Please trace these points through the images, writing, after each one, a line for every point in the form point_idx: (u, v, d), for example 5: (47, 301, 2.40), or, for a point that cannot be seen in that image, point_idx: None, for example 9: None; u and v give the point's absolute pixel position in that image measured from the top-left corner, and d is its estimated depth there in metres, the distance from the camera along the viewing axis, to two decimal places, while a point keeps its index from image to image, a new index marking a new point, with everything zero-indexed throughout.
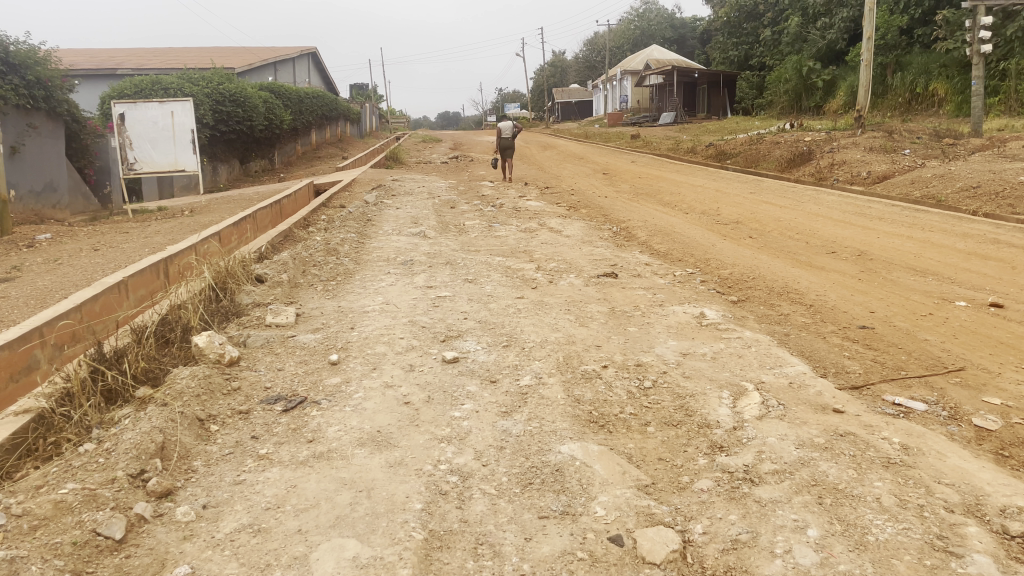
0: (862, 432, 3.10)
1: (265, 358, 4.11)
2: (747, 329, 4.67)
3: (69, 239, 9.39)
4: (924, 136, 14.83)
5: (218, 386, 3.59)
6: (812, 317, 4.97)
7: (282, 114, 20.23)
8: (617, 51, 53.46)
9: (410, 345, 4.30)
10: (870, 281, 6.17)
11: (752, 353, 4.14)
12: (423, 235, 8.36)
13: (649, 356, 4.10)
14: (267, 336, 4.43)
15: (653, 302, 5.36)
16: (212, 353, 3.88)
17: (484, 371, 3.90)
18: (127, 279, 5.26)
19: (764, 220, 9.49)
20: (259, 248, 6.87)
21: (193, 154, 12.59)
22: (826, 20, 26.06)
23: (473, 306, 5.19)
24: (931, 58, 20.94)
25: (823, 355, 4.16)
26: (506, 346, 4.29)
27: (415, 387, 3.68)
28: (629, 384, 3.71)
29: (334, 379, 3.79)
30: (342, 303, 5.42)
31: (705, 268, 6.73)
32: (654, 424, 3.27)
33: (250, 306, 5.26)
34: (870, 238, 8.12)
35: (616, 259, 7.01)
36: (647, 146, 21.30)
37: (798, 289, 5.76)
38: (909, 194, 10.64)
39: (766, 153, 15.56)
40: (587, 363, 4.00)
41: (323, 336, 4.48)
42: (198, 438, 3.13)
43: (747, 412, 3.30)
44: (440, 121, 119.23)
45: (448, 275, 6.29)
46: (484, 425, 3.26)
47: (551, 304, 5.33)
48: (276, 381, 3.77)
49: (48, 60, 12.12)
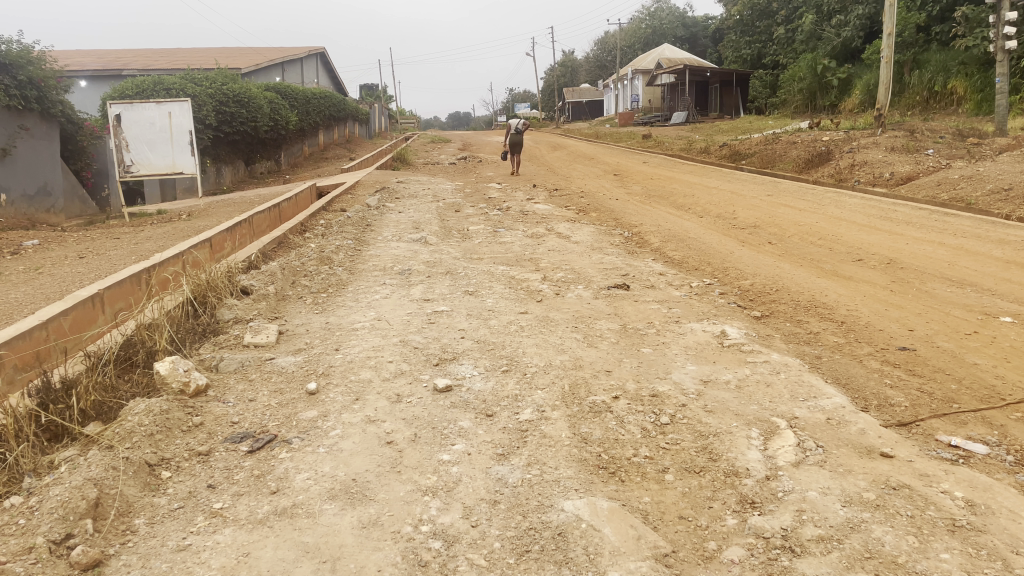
0: (918, 484, 2.66)
1: (238, 386, 3.68)
2: (774, 351, 4.21)
3: (57, 245, 9.02)
4: (947, 135, 14.27)
5: (176, 423, 3.17)
6: (845, 336, 4.51)
7: (288, 114, 19.86)
8: (628, 51, 53.00)
9: (399, 370, 3.87)
10: (903, 293, 5.71)
11: (781, 381, 3.68)
12: (425, 241, 7.94)
13: (666, 385, 3.65)
14: (242, 358, 4.01)
15: (669, 318, 4.91)
16: (176, 381, 3.48)
17: (480, 403, 3.47)
18: (103, 292, 4.84)
19: (784, 224, 9.02)
20: (249, 256, 6.47)
21: (192, 156, 12.21)
22: (840, 17, 25.45)
23: (471, 324, 4.75)
24: (950, 56, 20.35)
25: (861, 384, 3.70)
26: (506, 372, 3.84)
27: (400, 423, 3.25)
28: (643, 418, 3.27)
29: (309, 414, 3.35)
30: (330, 319, 5.00)
31: (724, 278, 6.28)
32: (674, 471, 2.83)
33: (230, 323, 4.85)
34: (898, 244, 7.64)
35: (628, 268, 6.56)
36: (659, 146, 20.81)
37: (826, 303, 5.31)
38: (936, 196, 10.15)
39: (782, 153, 15.08)
40: (595, 392, 3.56)
41: (304, 359, 4.05)
42: (145, 489, 2.71)
43: (781, 457, 2.85)
44: (451, 121, 118.96)
45: (447, 286, 5.89)
46: (476, 470, 2.83)
47: (557, 320, 4.89)
48: (246, 415, 3.34)
49: (42, 60, 11.77)
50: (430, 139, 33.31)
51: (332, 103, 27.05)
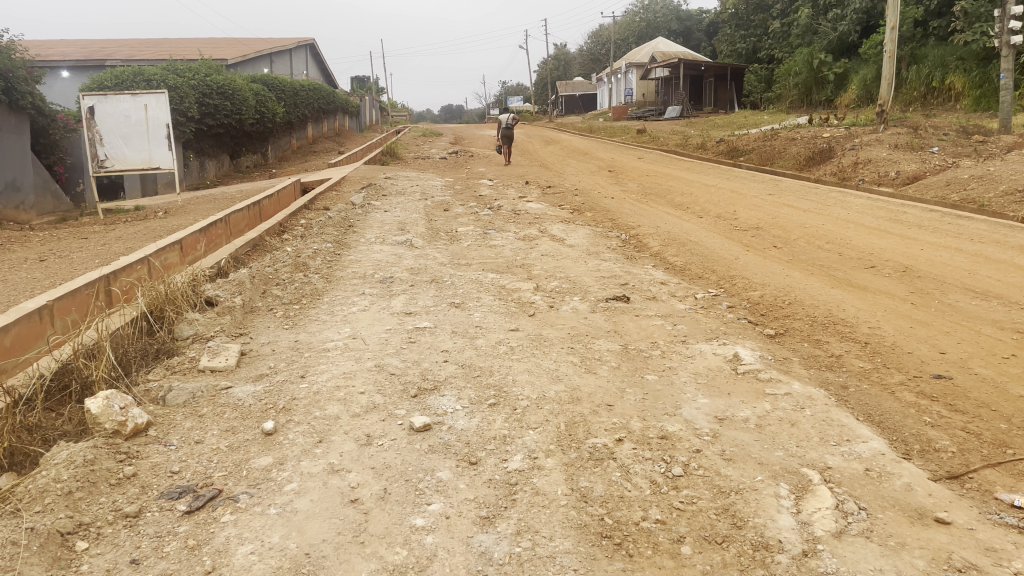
0: (986, 564, 2.22)
1: (185, 424, 3.21)
2: (795, 379, 3.75)
3: (20, 245, 8.48)
4: (951, 133, 13.84)
5: (103, 475, 2.69)
6: (871, 360, 4.05)
7: (274, 106, 19.28)
8: (621, 44, 52.45)
9: (371, 404, 3.39)
10: (925, 306, 5.26)
11: (808, 419, 3.22)
12: (409, 244, 7.46)
13: (677, 424, 3.18)
14: (193, 388, 3.53)
15: (674, 337, 4.44)
16: (109, 422, 3.00)
17: (462, 447, 3.00)
18: (53, 303, 4.32)
19: (788, 226, 8.57)
20: (217, 262, 5.97)
21: (169, 150, 11.67)
22: (837, 12, 24.92)
23: (457, 344, 4.28)
24: (948, 51, 19.88)
25: (897, 423, 3.24)
26: (493, 406, 3.36)
27: (368, 473, 2.78)
28: (652, 469, 2.80)
29: (264, 461, 2.88)
30: (300, 336, 4.52)
31: (731, 288, 5.82)
32: (691, 542, 2.37)
33: (188, 341, 4.37)
34: (912, 249, 7.21)
35: (627, 276, 6.11)
36: (655, 141, 20.32)
37: (845, 319, 4.83)
38: (946, 198, 9.72)
39: (782, 150, 14.63)
40: (595, 434, 3.09)
41: (264, 389, 3.56)
42: (53, 568, 2.25)
43: (819, 525, 2.40)
44: (445, 114, 118.30)
45: (431, 297, 5.42)
46: (454, 542, 2.36)
47: (552, 339, 4.42)
48: (189, 463, 2.87)
49: (10, 49, 11.21)
50: (423, 132, 32.90)
51: (321, 95, 26.48)
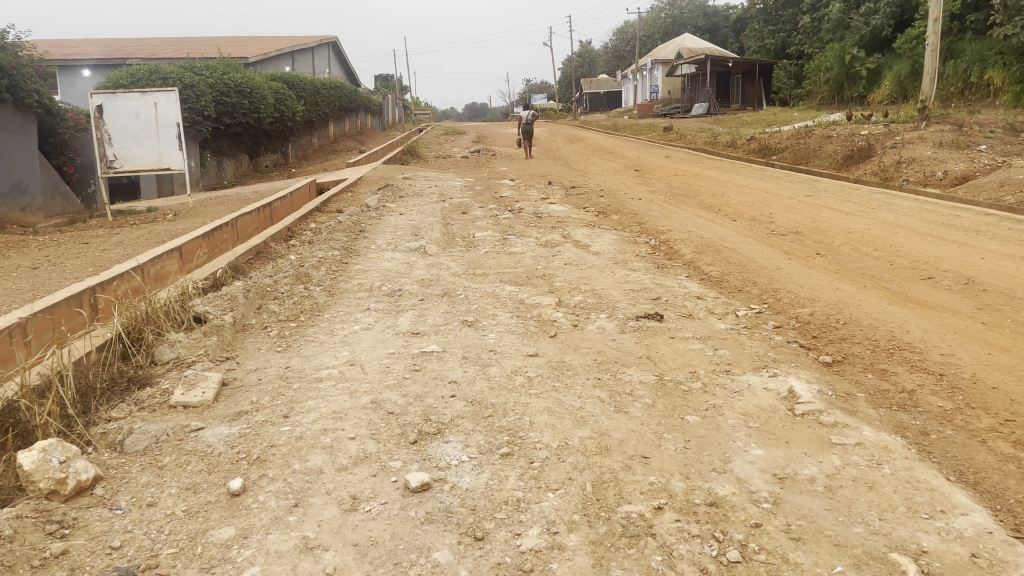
0: None
1: (140, 478, 2.71)
2: (864, 423, 3.16)
3: (17, 251, 8.07)
4: (997, 130, 12.99)
5: (23, 556, 2.19)
6: (951, 399, 3.43)
7: (294, 105, 18.87)
8: (647, 40, 51.59)
9: (362, 452, 2.88)
10: (1000, 326, 4.63)
11: (890, 481, 2.64)
12: (421, 251, 6.96)
13: (730, 485, 2.62)
14: (157, 431, 3.02)
15: (715, 366, 3.87)
16: (45, 478, 2.51)
17: (467, 515, 2.46)
18: (25, 322, 3.81)
19: (830, 231, 7.93)
20: (213, 273, 5.47)
21: (179, 150, 11.26)
22: (870, 5, 24.00)
23: (467, 374, 3.73)
24: (987, 45, 18.93)
25: (1000, 486, 2.65)
26: (506, 457, 2.82)
27: (348, 553, 2.26)
28: (701, 551, 2.25)
29: (226, 533, 2.36)
30: (292, 361, 4.01)
31: (777, 304, 5.24)
32: None
33: (168, 367, 3.88)
34: (972, 258, 6.55)
35: (659, 289, 5.54)
36: (683, 139, 19.64)
37: (912, 343, 4.23)
38: (1001, 200, 9.00)
39: (817, 149, 13.91)
40: (629, 499, 2.53)
41: (240, 432, 3.06)
42: None
43: None
44: (468, 112, 117.78)
45: (442, 313, 4.90)
46: None
47: (575, 366, 3.87)
48: (134, 535, 2.36)
49: (17, 47, 10.88)
50: (446, 131, 32.70)
51: (344, 95, 26.10)
